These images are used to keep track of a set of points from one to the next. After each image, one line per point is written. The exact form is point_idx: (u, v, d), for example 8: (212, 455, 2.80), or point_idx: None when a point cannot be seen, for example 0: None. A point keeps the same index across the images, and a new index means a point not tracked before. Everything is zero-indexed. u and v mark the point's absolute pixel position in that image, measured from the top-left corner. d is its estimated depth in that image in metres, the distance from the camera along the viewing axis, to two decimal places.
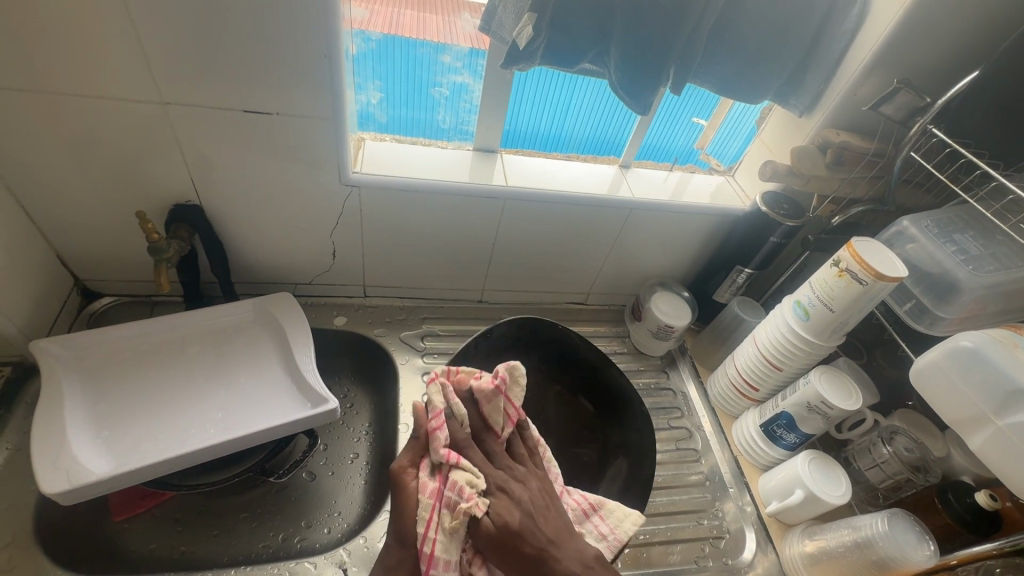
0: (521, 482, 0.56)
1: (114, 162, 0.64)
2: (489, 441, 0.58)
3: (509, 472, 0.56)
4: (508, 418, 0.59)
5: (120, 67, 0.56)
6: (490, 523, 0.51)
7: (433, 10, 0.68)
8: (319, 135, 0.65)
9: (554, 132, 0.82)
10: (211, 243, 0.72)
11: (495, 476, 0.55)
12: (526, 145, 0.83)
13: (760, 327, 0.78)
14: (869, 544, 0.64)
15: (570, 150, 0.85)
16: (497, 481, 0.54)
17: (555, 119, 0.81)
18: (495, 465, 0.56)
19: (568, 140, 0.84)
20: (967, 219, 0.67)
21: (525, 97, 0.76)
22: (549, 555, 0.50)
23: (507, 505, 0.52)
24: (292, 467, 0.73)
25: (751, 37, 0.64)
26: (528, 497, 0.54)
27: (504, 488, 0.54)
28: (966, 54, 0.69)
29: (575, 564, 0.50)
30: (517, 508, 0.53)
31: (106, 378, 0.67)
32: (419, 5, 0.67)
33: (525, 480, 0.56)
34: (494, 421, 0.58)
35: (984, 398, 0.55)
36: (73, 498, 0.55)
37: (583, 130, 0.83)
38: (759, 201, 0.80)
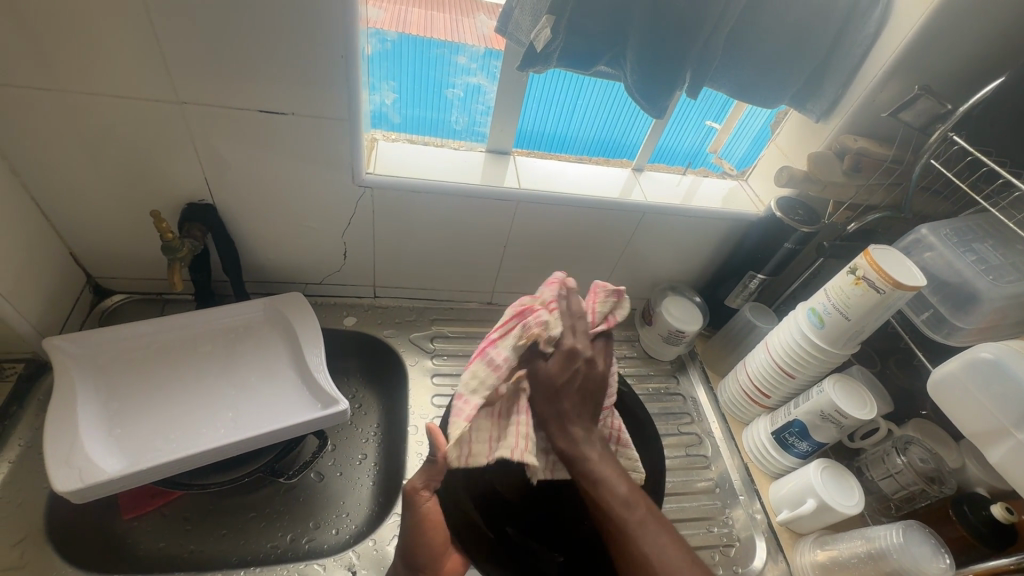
0: (584, 372, 0.55)
1: (129, 161, 0.64)
2: (580, 321, 0.58)
3: (584, 346, 0.56)
4: (604, 319, 0.60)
5: (137, 66, 0.56)
6: (527, 419, 0.53)
7: (440, 8, 0.68)
8: (333, 135, 0.65)
9: (560, 132, 0.82)
10: (223, 242, 0.72)
11: (567, 343, 0.55)
12: (533, 146, 0.83)
13: (773, 333, 0.78)
14: (882, 556, 0.63)
15: (575, 150, 0.85)
16: (567, 343, 0.56)
17: (561, 119, 0.80)
18: (554, 359, 0.55)
19: (574, 141, 0.83)
20: (987, 228, 0.66)
21: (532, 98, 0.76)
22: (566, 425, 0.54)
23: (563, 369, 0.55)
24: (302, 467, 0.73)
25: (771, 42, 0.64)
26: (580, 383, 0.55)
27: (572, 352, 0.55)
28: (988, 61, 0.68)
29: (591, 451, 0.53)
30: (571, 374, 0.55)
31: (118, 376, 0.67)
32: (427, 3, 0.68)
33: (594, 361, 0.56)
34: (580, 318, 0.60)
35: (1003, 410, 0.54)
36: (85, 497, 0.55)
37: (589, 130, 0.82)
38: (773, 206, 0.79)
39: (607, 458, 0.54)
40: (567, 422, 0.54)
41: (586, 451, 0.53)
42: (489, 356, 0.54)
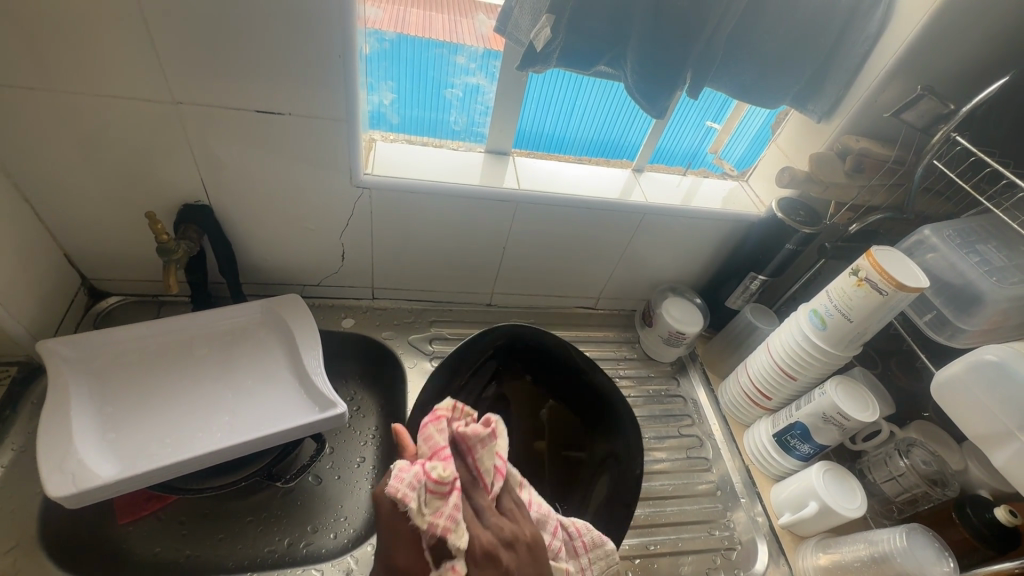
0: (518, 556, 0.45)
1: (124, 162, 0.63)
2: (478, 497, 0.47)
3: (495, 537, 0.45)
4: (496, 471, 0.49)
5: (132, 66, 0.55)
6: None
7: (438, 8, 0.67)
8: (331, 136, 0.64)
9: (558, 132, 0.81)
10: (220, 244, 0.71)
11: (479, 539, 0.44)
12: (530, 146, 0.82)
13: (774, 335, 0.77)
14: (886, 559, 0.63)
15: (573, 151, 0.84)
16: (484, 546, 0.43)
17: (560, 119, 0.80)
18: (482, 525, 0.45)
19: (572, 141, 0.83)
20: (990, 229, 0.66)
21: (530, 98, 0.75)
22: None
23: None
24: (299, 472, 0.71)
25: (772, 42, 0.63)
26: (525, 570, 0.44)
27: (499, 529, 0.46)
28: (991, 61, 0.67)
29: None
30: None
31: (112, 379, 0.67)
32: (424, 3, 0.67)
33: (519, 542, 0.46)
34: (484, 474, 0.48)
35: (1008, 413, 0.53)
36: (78, 503, 0.54)
37: (588, 131, 0.82)
38: (774, 207, 0.79)
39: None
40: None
41: None
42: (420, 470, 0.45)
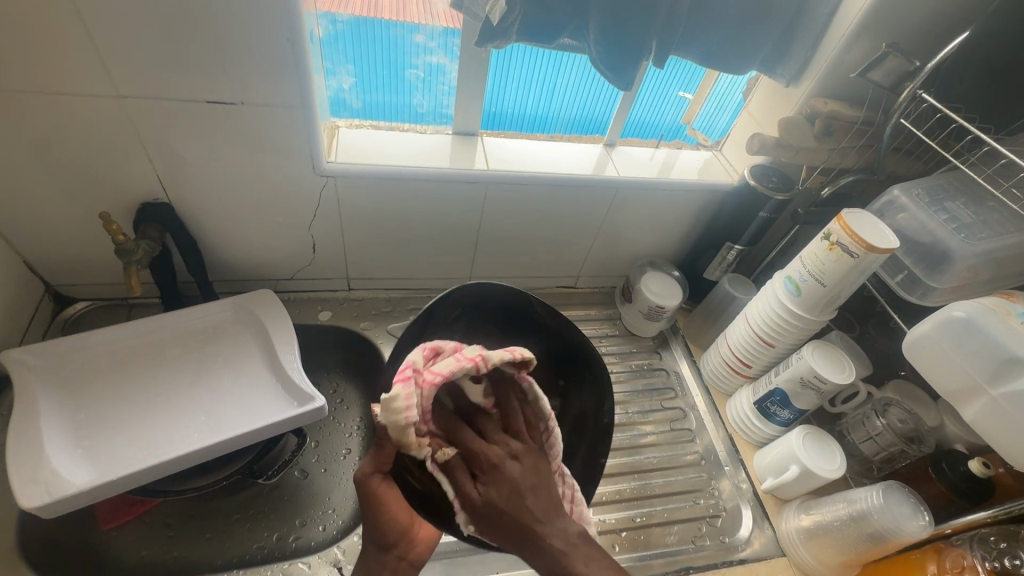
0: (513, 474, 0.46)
1: (75, 162, 0.61)
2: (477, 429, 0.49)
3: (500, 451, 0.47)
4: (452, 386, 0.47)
5: (70, 60, 0.52)
6: (476, 496, 0.45)
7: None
8: (288, 125, 0.62)
9: (541, 113, 0.80)
10: (184, 242, 0.69)
11: (486, 456, 0.46)
12: (514, 128, 0.81)
13: (751, 303, 0.77)
14: (864, 517, 0.63)
15: (558, 130, 0.83)
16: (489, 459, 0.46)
17: (541, 100, 0.78)
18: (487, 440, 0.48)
19: (555, 120, 0.81)
20: (958, 185, 0.66)
21: (512, 78, 0.74)
22: (536, 532, 0.43)
23: (500, 491, 0.45)
24: (281, 467, 0.72)
25: (734, 6, 0.62)
26: (525, 483, 0.45)
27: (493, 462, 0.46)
28: (956, 15, 0.67)
29: (561, 543, 0.42)
30: (512, 490, 0.45)
31: (85, 386, 0.66)
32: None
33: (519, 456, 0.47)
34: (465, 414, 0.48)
35: (978, 367, 0.54)
36: (54, 512, 0.54)
37: (570, 108, 0.80)
38: (748, 175, 0.78)
39: (597, 560, 0.42)
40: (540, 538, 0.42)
41: (560, 547, 0.42)
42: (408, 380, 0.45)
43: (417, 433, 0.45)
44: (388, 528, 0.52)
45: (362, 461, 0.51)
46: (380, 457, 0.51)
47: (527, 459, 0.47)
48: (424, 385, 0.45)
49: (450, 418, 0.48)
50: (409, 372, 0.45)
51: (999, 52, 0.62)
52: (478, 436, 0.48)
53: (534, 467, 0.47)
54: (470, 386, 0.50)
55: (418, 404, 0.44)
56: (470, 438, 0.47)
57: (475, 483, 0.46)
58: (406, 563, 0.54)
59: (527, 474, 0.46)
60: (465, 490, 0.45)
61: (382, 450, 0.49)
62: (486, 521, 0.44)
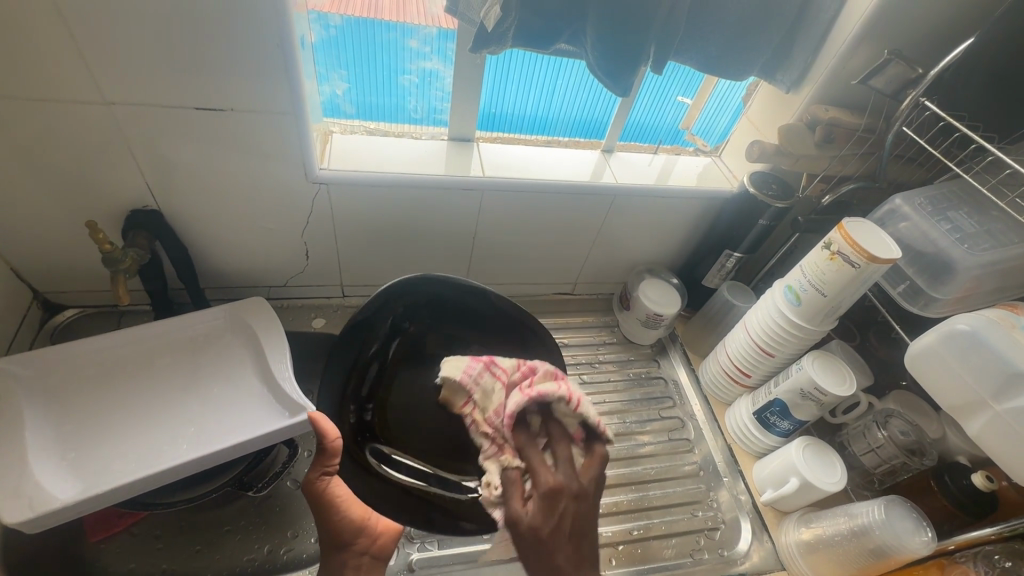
0: (570, 511, 0.47)
1: (62, 169, 0.60)
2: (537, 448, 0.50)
3: (563, 481, 0.47)
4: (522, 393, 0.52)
5: (54, 65, 0.51)
6: (522, 515, 0.47)
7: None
8: (279, 131, 0.61)
9: (541, 115, 0.79)
10: (174, 250, 0.68)
11: (543, 478, 0.47)
12: (514, 130, 0.80)
13: (751, 312, 0.76)
14: (865, 532, 0.62)
15: (558, 133, 0.82)
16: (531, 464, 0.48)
17: (541, 102, 0.77)
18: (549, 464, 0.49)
19: (555, 123, 0.80)
20: (961, 194, 0.65)
21: (512, 80, 0.73)
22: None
23: (546, 516, 0.46)
24: (271, 479, 0.70)
25: (734, 11, 0.61)
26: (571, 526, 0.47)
27: (551, 491, 0.46)
28: (959, 21, 0.66)
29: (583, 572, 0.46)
30: (557, 519, 0.46)
31: (72, 397, 0.64)
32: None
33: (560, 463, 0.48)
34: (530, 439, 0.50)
35: (983, 382, 0.53)
36: (37, 528, 0.52)
37: (570, 112, 0.79)
38: (747, 182, 0.77)
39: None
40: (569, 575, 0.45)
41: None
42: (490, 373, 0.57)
43: (471, 410, 0.56)
44: (342, 528, 0.55)
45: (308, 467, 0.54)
46: (325, 462, 0.53)
47: (577, 497, 0.47)
48: (498, 383, 0.56)
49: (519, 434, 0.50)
50: (482, 359, 0.58)
51: (1004, 59, 0.61)
52: (538, 462, 0.48)
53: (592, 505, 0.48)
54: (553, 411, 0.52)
55: (481, 388, 0.56)
56: (532, 459, 0.49)
57: (525, 501, 0.48)
58: (367, 557, 0.57)
59: (576, 510, 0.47)
60: (511, 505, 0.48)
61: (326, 454, 0.52)
62: (526, 541, 0.46)
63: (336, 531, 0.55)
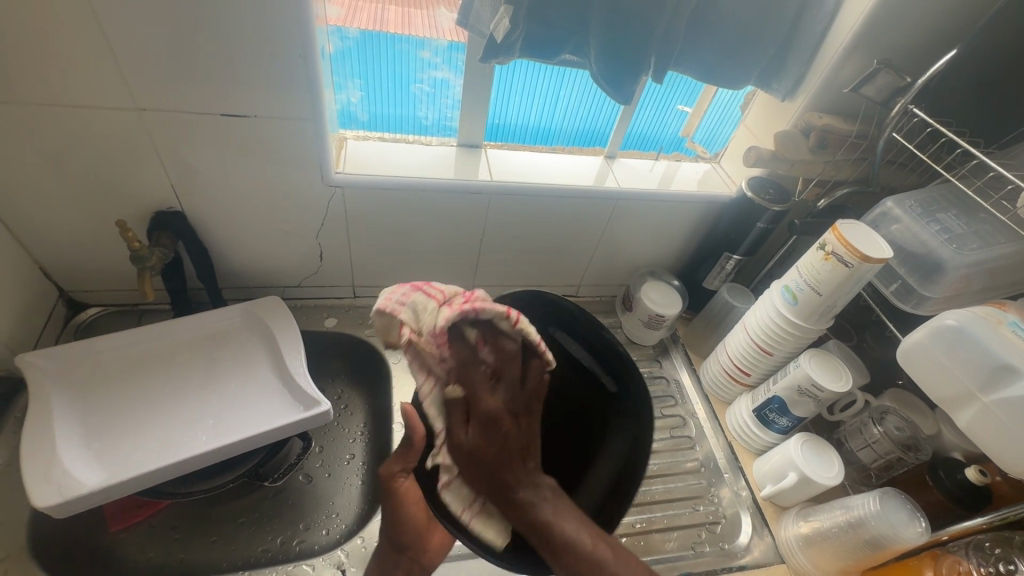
0: (508, 429, 0.51)
1: (92, 171, 0.63)
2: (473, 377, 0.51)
3: (502, 408, 0.52)
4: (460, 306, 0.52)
5: (91, 74, 0.55)
6: (464, 440, 0.52)
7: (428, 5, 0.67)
8: (298, 137, 0.65)
9: (544, 126, 0.82)
10: (195, 250, 0.71)
11: (483, 409, 0.51)
12: (518, 142, 0.83)
13: (750, 312, 0.79)
14: (861, 523, 0.64)
15: (560, 143, 0.85)
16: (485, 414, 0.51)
17: (544, 113, 0.80)
18: (494, 394, 0.52)
19: (558, 134, 0.84)
20: (950, 197, 0.67)
21: (514, 91, 0.76)
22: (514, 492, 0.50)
23: (484, 441, 0.51)
24: (286, 470, 0.73)
25: (729, 23, 0.64)
26: (518, 441, 0.52)
27: (487, 418, 0.51)
28: (946, 32, 0.69)
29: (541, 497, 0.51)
30: (499, 444, 0.51)
31: (96, 390, 0.67)
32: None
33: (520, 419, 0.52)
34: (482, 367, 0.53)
35: (971, 375, 0.55)
36: (65, 512, 0.55)
37: (572, 123, 0.83)
38: (744, 187, 0.80)
39: (564, 511, 0.51)
40: (517, 488, 0.51)
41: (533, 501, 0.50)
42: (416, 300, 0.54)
43: (414, 336, 0.52)
44: (405, 528, 0.58)
45: (391, 461, 0.59)
46: (407, 458, 0.58)
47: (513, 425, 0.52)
48: (436, 305, 0.54)
49: (464, 358, 0.52)
50: (409, 284, 0.56)
51: (988, 68, 0.64)
52: (481, 385, 0.51)
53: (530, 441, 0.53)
54: (504, 332, 0.52)
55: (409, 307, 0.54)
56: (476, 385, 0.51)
57: (467, 426, 0.52)
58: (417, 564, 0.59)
59: (523, 436, 0.52)
60: (455, 431, 0.52)
61: (412, 449, 0.58)
62: (471, 462, 0.51)
63: (398, 530, 0.58)
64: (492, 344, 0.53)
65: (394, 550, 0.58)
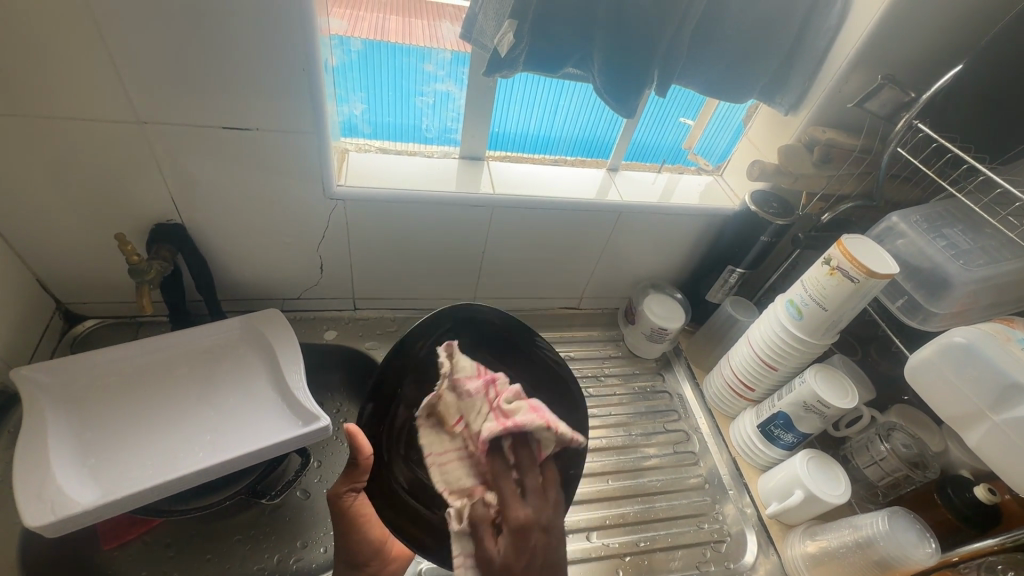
0: (542, 545, 0.45)
1: (91, 183, 0.63)
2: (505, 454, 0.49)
3: (533, 517, 0.45)
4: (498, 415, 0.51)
5: (92, 87, 0.54)
6: (494, 555, 0.44)
7: (430, 13, 0.67)
8: (301, 150, 0.64)
9: (543, 133, 0.81)
10: (195, 263, 0.70)
11: (513, 517, 0.44)
12: (515, 149, 0.82)
13: (754, 326, 0.78)
14: (870, 544, 0.64)
15: (560, 152, 0.84)
16: (506, 556, 0.44)
17: (544, 120, 0.80)
18: (521, 499, 0.46)
19: (557, 142, 0.83)
20: (955, 213, 0.67)
21: (513, 99, 0.75)
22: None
23: (516, 557, 0.43)
24: (285, 486, 0.72)
25: (733, 39, 0.64)
26: (539, 562, 0.44)
27: (522, 528, 0.44)
28: (949, 48, 0.69)
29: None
30: (526, 558, 0.44)
31: (91, 404, 0.66)
32: (406, 10, 0.67)
33: (547, 502, 0.47)
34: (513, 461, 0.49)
35: (980, 394, 0.54)
36: (58, 531, 0.54)
37: (572, 132, 0.82)
38: (749, 201, 0.80)
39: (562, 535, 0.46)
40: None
41: None
42: (461, 385, 0.56)
43: (464, 430, 0.55)
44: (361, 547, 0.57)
45: (337, 481, 0.55)
46: (354, 479, 0.54)
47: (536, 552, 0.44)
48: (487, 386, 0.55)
49: (505, 456, 0.49)
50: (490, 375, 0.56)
51: (993, 84, 0.64)
52: (512, 494, 0.46)
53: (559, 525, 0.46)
54: (538, 441, 0.50)
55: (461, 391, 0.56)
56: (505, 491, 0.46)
57: (497, 538, 0.45)
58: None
59: (548, 547, 0.45)
60: (484, 543, 0.45)
61: (357, 470, 0.54)
62: None
63: (354, 551, 0.56)
64: (524, 453, 0.49)
65: (350, 568, 0.57)
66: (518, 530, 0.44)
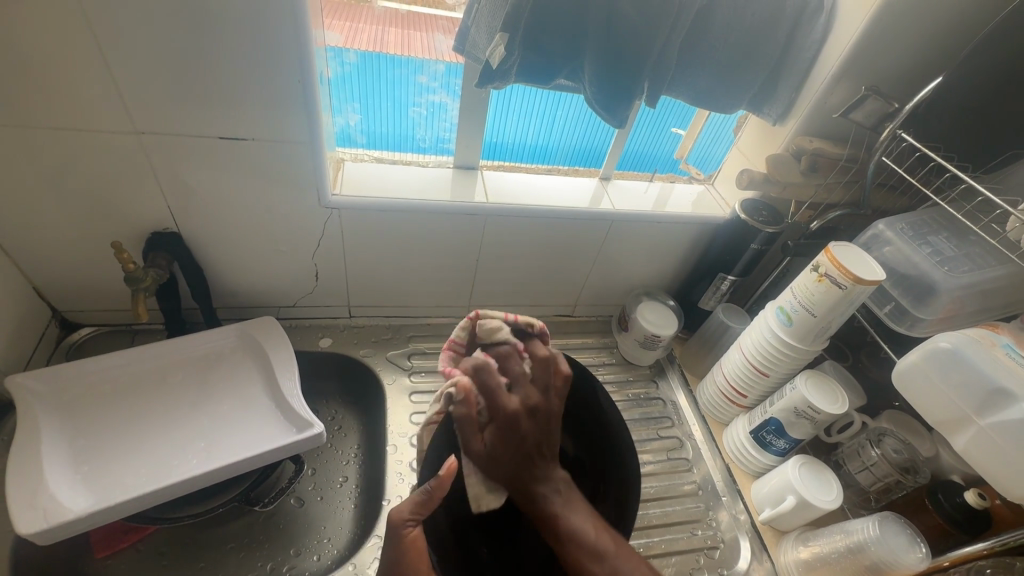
0: (533, 431, 0.52)
1: (89, 192, 0.63)
2: (511, 365, 0.54)
3: (530, 427, 0.51)
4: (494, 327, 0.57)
5: (91, 98, 0.55)
6: (481, 447, 0.51)
7: (429, 25, 0.68)
8: (296, 159, 0.65)
9: (541, 143, 0.83)
10: (191, 271, 0.71)
11: (507, 403, 0.51)
12: (514, 158, 0.83)
13: (746, 333, 0.79)
14: (861, 549, 0.64)
15: (558, 162, 0.86)
16: (508, 412, 0.50)
17: (542, 131, 0.81)
18: (510, 390, 0.52)
19: (555, 152, 0.84)
20: (940, 221, 0.68)
21: (512, 110, 0.77)
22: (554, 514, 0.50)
23: (503, 445, 0.51)
24: (278, 494, 0.72)
25: (720, 51, 0.66)
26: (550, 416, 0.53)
27: (511, 419, 0.50)
28: (931, 61, 0.71)
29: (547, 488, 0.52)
30: (514, 445, 0.51)
31: (86, 412, 0.66)
32: (407, 21, 0.67)
33: (544, 419, 0.53)
34: (506, 372, 0.54)
35: (965, 398, 0.55)
36: (51, 538, 0.54)
37: (570, 141, 0.83)
38: (738, 209, 0.81)
39: (574, 504, 0.52)
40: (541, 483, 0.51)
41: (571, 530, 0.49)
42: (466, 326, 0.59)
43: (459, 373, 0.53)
44: None
45: (404, 504, 0.50)
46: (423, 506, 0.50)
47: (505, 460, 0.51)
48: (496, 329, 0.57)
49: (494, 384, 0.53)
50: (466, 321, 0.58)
51: (974, 95, 0.66)
52: (501, 386, 0.51)
53: (539, 437, 0.52)
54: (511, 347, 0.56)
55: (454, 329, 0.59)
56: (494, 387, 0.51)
57: (481, 436, 0.51)
58: None
59: (537, 430, 0.52)
60: (471, 441, 0.51)
61: (436, 493, 0.49)
62: (493, 465, 0.51)
63: None
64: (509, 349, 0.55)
65: None
66: (517, 421, 0.51)
